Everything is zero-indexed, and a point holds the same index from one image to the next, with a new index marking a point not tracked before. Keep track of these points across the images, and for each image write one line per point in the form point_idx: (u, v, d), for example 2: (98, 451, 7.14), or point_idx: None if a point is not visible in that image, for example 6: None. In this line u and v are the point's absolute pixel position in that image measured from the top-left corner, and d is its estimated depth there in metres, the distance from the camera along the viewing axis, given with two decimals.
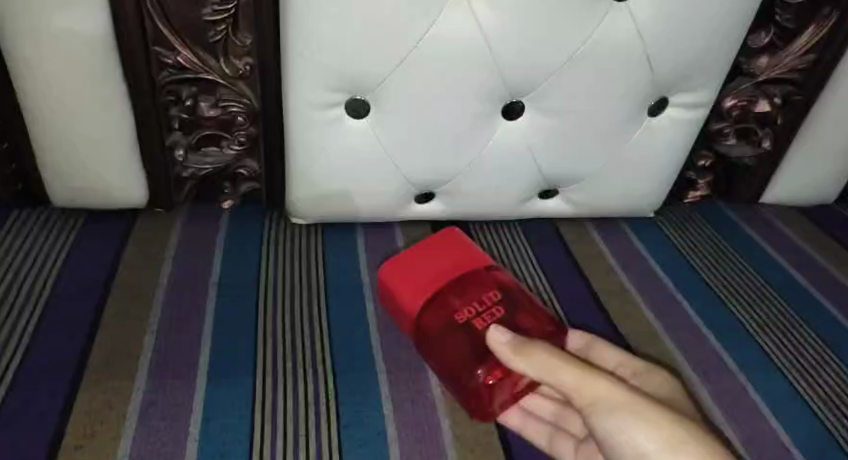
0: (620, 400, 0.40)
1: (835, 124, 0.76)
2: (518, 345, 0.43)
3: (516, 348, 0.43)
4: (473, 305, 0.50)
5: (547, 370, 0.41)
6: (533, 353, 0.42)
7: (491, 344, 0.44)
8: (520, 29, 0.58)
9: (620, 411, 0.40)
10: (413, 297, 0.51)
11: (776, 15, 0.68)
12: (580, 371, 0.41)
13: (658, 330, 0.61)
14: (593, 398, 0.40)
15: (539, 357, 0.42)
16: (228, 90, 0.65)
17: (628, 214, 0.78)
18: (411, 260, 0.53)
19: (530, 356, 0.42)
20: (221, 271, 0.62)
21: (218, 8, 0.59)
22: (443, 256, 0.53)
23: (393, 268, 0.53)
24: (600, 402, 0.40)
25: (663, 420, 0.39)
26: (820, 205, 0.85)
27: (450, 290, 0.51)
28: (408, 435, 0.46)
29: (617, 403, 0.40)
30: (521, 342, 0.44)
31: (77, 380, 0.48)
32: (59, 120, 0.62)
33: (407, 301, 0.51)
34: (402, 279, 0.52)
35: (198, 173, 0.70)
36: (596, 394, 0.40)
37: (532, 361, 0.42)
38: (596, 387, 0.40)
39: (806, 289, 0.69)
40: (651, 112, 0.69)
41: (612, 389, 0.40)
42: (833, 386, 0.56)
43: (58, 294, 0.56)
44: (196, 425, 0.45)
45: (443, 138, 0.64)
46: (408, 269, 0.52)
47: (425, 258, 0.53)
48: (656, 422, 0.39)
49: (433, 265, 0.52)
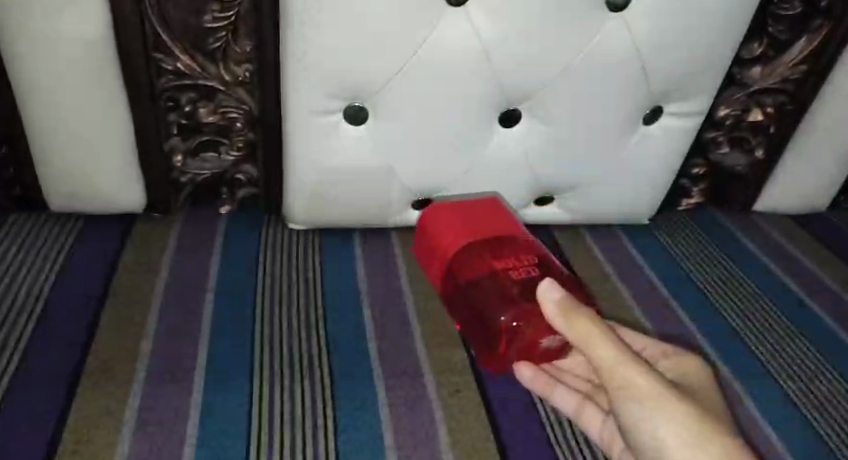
0: (645, 387, 0.41)
1: (826, 133, 0.77)
2: (567, 307, 0.43)
3: (563, 312, 0.43)
4: (509, 260, 0.52)
5: (590, 342, 0.42)
6: (581, 319, 0.42)
7: (540, 298, 0.44)
8: (517, 38, 0.59)
9: (650, 402, 0.41)
10: (455, 237, 0.56)
11: (769, 26, 0.69)
12: (620, 350, 0.42)
13: (636, 315, 0.64)
14: (617, 388, 0.42)
15: (587, 325, 0.42)
16: (227, 96, 0.65)
17: (624, 221, 0.79)
18: (461, 210, 0.60)
19: (578, 321, 0.42)
20: (218, 276, 0.62)
21: (219, 15, 0.59)
22: (486, 216, 0.58)
23: (442, 211, 0.60)
24: (629, 389, 0.41)
25: (677, 407, 0.41)
26: (812, 212, 0.86)
27: (490, 240, 0.55)
28: (405, 440, 0.47)
29: (644, 394, 0.41)
30: (571, 303, 0.43)
31: (75, 382, 0.48)
32: (59, 124, 0.62)
33: (449, 241, 0.57)
34: (450, 217, 0.59)
35: (196, 178, 0.70)
36: (624, 380, 0.41)
37: (580, 329, 0.42)
38: (626, 379, 0.41)
39: (798, 297, 0.69)
40: (646, 121, 0.70)
41: (645, 382, 0.41)
42: (824, 392, 0.57)
43: (55, 298, 0.56)
44: (194, 428, 0.45)
45: (441, 147, 0.65)
46: (458, 214, 0.59)
47: (469, 215, 0.59)
48: (680, 412, 0.41)
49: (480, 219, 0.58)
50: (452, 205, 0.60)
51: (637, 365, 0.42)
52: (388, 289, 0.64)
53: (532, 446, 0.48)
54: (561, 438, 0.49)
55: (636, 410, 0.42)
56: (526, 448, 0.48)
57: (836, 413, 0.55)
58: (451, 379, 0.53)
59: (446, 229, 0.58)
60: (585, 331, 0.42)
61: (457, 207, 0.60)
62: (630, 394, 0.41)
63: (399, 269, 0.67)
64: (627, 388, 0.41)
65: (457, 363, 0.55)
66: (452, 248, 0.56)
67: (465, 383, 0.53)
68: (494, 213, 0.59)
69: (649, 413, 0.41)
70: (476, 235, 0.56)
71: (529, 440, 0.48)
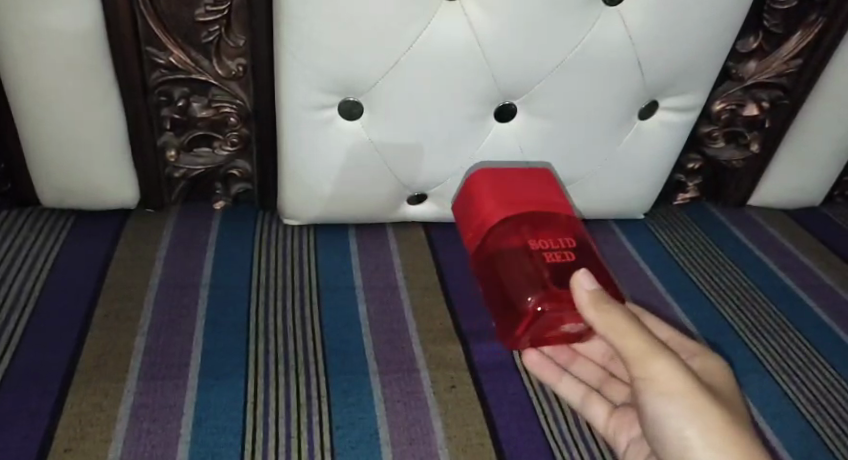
0: (669, 384, 0.42)
1: (819, 129, 0.78)
2: (597, 299, 0.45)
3: (594, 300, 0.45)
4: (546, 241, 0.53)
5: (618, 333, 0.43)
6: (611, 313, 0.44)
7: (573, 282, 0.46)
8: (512, 34, 0.58)
9: (671, 395, 0.42)
10: (493, 212, 0.56)
11: (764, 21, 0.69)
12: (648, 343, 0.43)
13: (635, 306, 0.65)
14: (640, 379, 0.43)
15: (614, 315, 0.43)
16: (220, 91, 0.65)
17: (618, 215, 0.79)
18: (498, 180, 0.59)
19: (608, 313, 0.44)
20: (212, 273, 0.61)
21: (211, 9, 0.59)
22: (524, 189, 0.58)
23: (484, 184, 0.59)
24: (650, 380, 0.43)
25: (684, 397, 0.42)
26: (806, 207, 0.87)
27: (527, 219, 0.55)
28: (401, 436, 0.47)
29: (667, 387, 0.42)
30: (602, 296, 0.45)
31: (67, 380, 0.48)
32: (50, 118, 0.61)
33: (487, 215, 0.57)
34: (487, 190, 0.58)
35: (189, 174, 0.69)
36: (650, 373, 0.42)
37: (608, 318, 0.43)
38: (649, 368, 0.42)
39: (796, 295, 0.69)
40: (641, 115, 0.69)
41: (668, 373, 0.42)
42: (821, 389, 0.57)
43: (47, 296, 0.56)
44: (186, 427, 0.45)
45: (436, 142, 0.65)
46: (495, 186, 0.58)
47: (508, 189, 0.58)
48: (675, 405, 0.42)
49: (520, 194, 0.57)
50: (490, 176, 0.60)
51: (665, 357, 0.43)
52: (383, 285, 0.63)
53: (529, 444, 0.48)
54: (561, 441, 0.49)
55: (656, 403, 0.43)
56: (520, 444, 0.48)
57: (833, 410, 0.55)
58: (448, 374, 0.53)
59: (485, 202, 0.58)
60: (612, 319, 0.43)
61: (501, 179, 0.60)
62: (654, 389, 0.43)
63: (394, 264, 0.67)
64: (652, 380, 0.42)
65: (453, 359, 0.55)
66: (490, 222, 0.56)
67: (461, 380, 0.53)
68: (536, 189, 0.58)
69: (669, 406, 0.42)
70: (516, 210, 0.56)
71: (526, 437, 0.48)
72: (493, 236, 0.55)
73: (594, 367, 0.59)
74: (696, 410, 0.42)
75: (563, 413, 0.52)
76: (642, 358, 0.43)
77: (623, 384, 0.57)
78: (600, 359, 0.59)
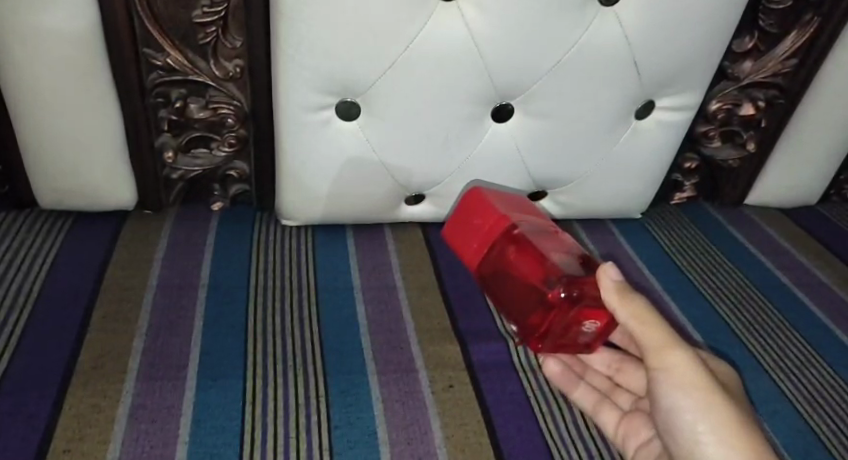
0: (684, 374, 0.43)
1: (814, 128, 0.78)
2: (625, 291, 0.44)
3: (621, 290, 0.44)
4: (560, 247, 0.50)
5: (641, 322, 0.44)
6: (637, 304, 0.44)
7: (601, 273, 0.45)
8: (509, 34, 0.59)
9: (682, 388, 0.42)
10: (499, 218, 0.52)
11: (759, 20, 0.69)
12: (668, 333, 0.44)
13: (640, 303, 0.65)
14: (657, 370, 0.44)
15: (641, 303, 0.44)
16: (218, 92, 0.65)
17: (615, 215, 0.79)
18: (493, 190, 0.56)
19: (633, 303, 0.44)
20: (210, 274, 0.62)
21: (208, 11, 0.59)
22: (519, 201, 0.56)
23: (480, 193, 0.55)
24: (665, 371, 0.43)
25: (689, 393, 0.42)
26: (802, 206, 0.87)
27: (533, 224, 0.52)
28: (400, 436, 0.47)
29: (678, 381, 0.43)
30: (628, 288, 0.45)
31: (65, 382, 0.48)
32: (48, 119, 0.61)
33: (492, 222, 0.52)
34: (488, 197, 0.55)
35: (188, 175, 0.69)
36: (667, 364, 0.43)
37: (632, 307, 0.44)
38: (664, 361, 0.43)
39: (794, 295, 0.70)
40: (637, 115, 0.70)
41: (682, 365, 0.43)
42: (819, 388, 0.57)
43: (46, 297, 0.56)
44: (185, 427, 0.45)
45: (433, 142, 0.65)
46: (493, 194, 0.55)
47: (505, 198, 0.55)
48: None
49: (517, 205, 0.55)
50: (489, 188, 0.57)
51: (682, 350, 0.43)
52: (381, 285, 0.64)
53: (528, 443, 0.48)
54: (559, 440, 0.49)
55: (670, 394, 0.43)
56: (518, 442, 0.48)
57: (832, 409, 0.55)
58: (446, 374, 0.53)
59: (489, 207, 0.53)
60: (638, 308, 0.44)
61: (502, 195, 0.55)
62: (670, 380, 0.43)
63: (392, 264, 0.67)
64: (668, 371, 0.43)
65: (451, 358, 0.55)
66: (498, 228, 0.52)
67: (460, 380, 0.53)
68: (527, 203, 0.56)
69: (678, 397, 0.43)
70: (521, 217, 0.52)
71: (525, 436, 0.48)
72: (504, 242, 0.51)
73: (600, 378, 0.58)
74: (701, 407, 0.42)
75: (562, 413, 0.52)
76: (659, 349, 0.43)
77: (629, 392, 0.56)
78: (603, 370, 0.59)
